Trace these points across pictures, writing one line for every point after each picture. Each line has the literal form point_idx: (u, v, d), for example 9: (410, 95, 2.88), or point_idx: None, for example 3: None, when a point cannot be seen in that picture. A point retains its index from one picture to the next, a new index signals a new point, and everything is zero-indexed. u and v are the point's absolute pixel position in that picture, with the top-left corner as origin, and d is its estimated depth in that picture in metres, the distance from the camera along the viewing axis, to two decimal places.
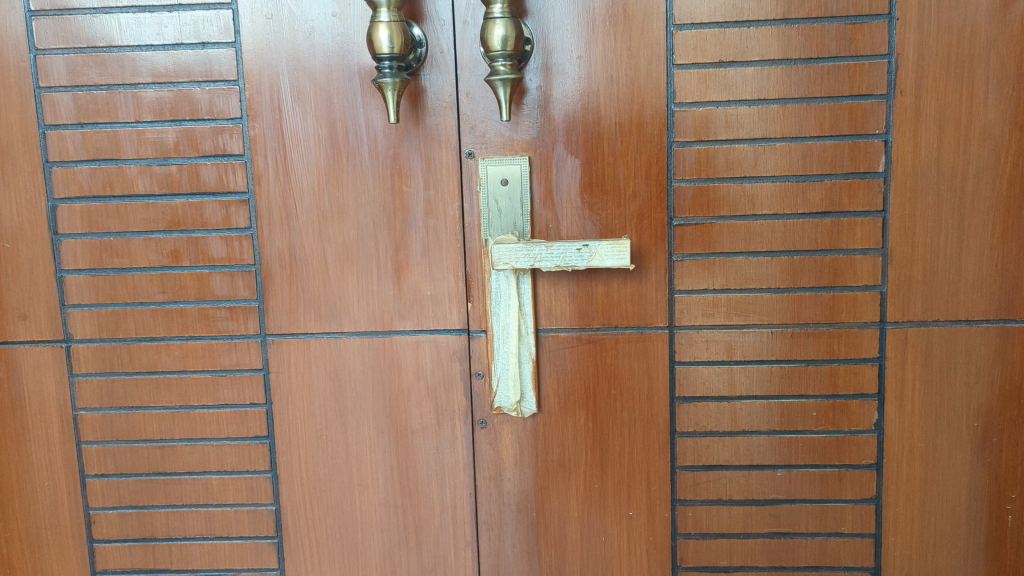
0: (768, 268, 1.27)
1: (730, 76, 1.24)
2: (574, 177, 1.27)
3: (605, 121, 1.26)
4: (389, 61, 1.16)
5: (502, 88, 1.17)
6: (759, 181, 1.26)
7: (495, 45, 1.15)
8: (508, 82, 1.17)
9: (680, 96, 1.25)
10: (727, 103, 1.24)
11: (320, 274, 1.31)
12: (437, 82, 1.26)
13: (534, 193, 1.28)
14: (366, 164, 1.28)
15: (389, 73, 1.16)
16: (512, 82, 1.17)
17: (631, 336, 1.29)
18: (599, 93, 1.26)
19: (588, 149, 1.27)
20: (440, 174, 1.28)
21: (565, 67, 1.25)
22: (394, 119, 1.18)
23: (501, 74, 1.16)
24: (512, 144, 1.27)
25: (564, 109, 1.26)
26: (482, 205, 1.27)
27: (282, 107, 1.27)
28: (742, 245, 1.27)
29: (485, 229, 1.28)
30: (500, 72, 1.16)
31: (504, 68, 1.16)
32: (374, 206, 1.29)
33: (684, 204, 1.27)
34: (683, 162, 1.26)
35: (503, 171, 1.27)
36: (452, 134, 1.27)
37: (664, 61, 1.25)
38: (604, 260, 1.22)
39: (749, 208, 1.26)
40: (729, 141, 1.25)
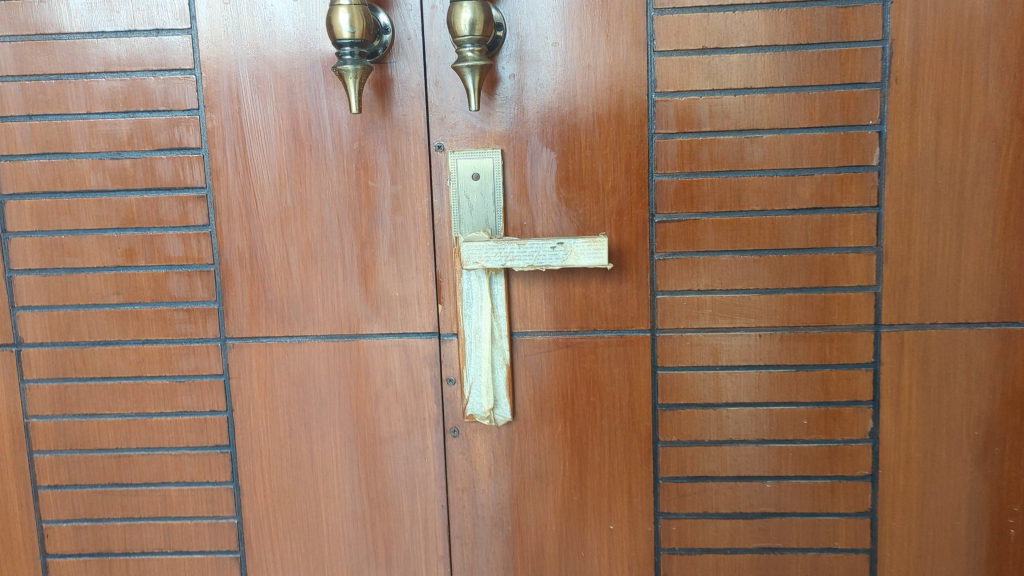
0: (755, 268, 1.20)
1: (715, 63, 1.17)
2: (549, 171, 1.20)
3: (582, 112, 1.19)
4: (350, 48, 1.09)
5: (470, 76, 1.10)
6: (745, 175, 1.18)
7: (462, 30, 1.08)
8: (476, 68, 1.09)
9: (661, 85, 1.18)
10: (711, 93, 1.17)
11: (282, 274, 1.24)
12: (405, 71, 1.19)
13: (508, 189, 1.21)
14: (330, 158, 1.21)
15: (351, 61, 1.09)
16: (480, 69, 1.10)
17: (611, 339, 1.22)
18: (576, 82, 1.19)
19: (564, 141, 1.20)
20: (408, 169, 1.21)
21: (539, 55, 1.18)
22: (357, 110, 1.12)
23: (469, 61, 1.09)
24: (484, 136, 1.20)
25: (539, 99, 1.19)
26: (452, 201, 1.20)
27: (240, 97, 1.20)
28: (727, 243, 1.19)
29: (455, 227, 1.21)
30: (467, 59, 1.09)
31: (471, 55, 1.09)
32: (339, 203, 1.22)
33: (666, 200, 1.20)
34: (665, 154, 1.19)
35: (474, 165, 1.20)
36: (421, 125, 1.20)
37: (644, 48, 1.18)
38: (580, 259, 1.14)
39: (735, 203, 1.19)
40: (713, 133, 1.18)
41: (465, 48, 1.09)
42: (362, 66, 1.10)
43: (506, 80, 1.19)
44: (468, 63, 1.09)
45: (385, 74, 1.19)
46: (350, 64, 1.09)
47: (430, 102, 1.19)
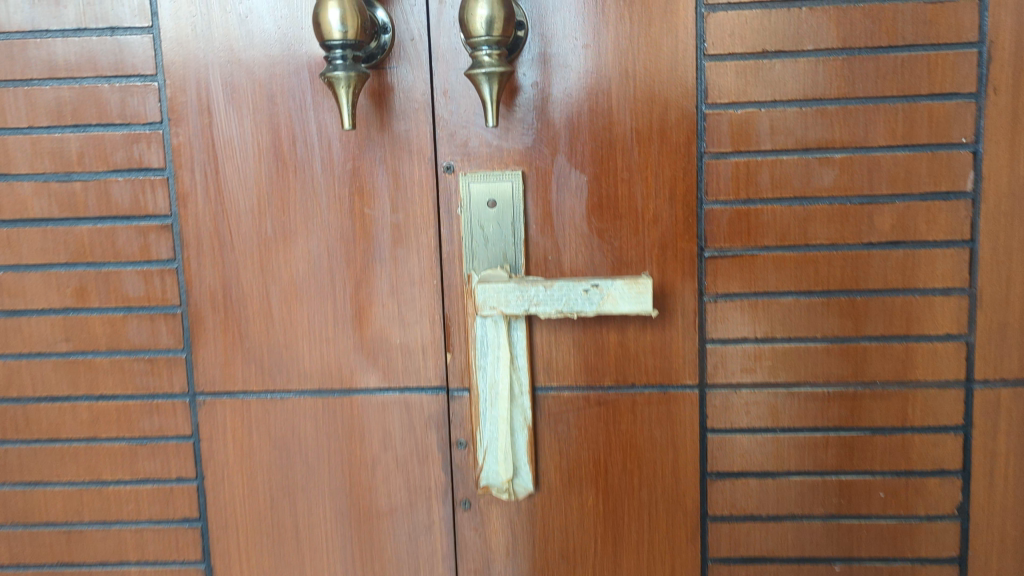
0: (824, 313, 1.01)
1: (778, 70, 0.98)
2: (579, 197, 1.01)
3: (618, 127, 1.00)
4: (343, 50, 0.90)
5: (486, 85, 0.90)
6: (813, 203, 1.00)
7: (478, 30, 0.89)
8: (494, 76, 0.90)
9: (713, 95, 0.99)
10: (773, 104, 0.99)
11: (262, 318, 1.05)
12: (407, 78, 1.00)
13: (529, 218, 1.02)
14: (318, 182, 1.02)
15: (344, 65, 0.90)
16: (499, 77, 0.90)
17: (651, 396, 1.04)
18: (612, 91, 1.00)
19: (596, 162, 1.01)
20: (411, 194, 1.02)
21: (568, 59, 0.99)
22: (349, 126, 0.92)
23: (486, 67, 0.89)
24: (502, 155, 1.01)
25: (567, 111, 1.00)
26: (463, 232, 1.01)
27: (211, 109, 1.01)
28: (790, 284, 1.01)
29: (468, 263, 1.02)
30: (483, 65, 0.90)
31: (489, 60, 0.90)
32: (329, 234, 1.03)
33: (718, 232, 1.01)
34: (716, 178, 1.00)
35: (490, 190, 1.01)
36: (426, 142, 1.01)
37: (692, 51, 0.99)
38: (619, 305, 0.94)
39: (801, 236, 1.00)
40: (775, 152, 0.99)
41: (482, 51, 0.90)
42: (357, 72, 0.90)
43: (528, 89, 1.00)
44: (486, 69, 0.89)
45: (383, 81, 1.00)
46: (342, 69, 0.89)
47: (438, 115, 1.00)
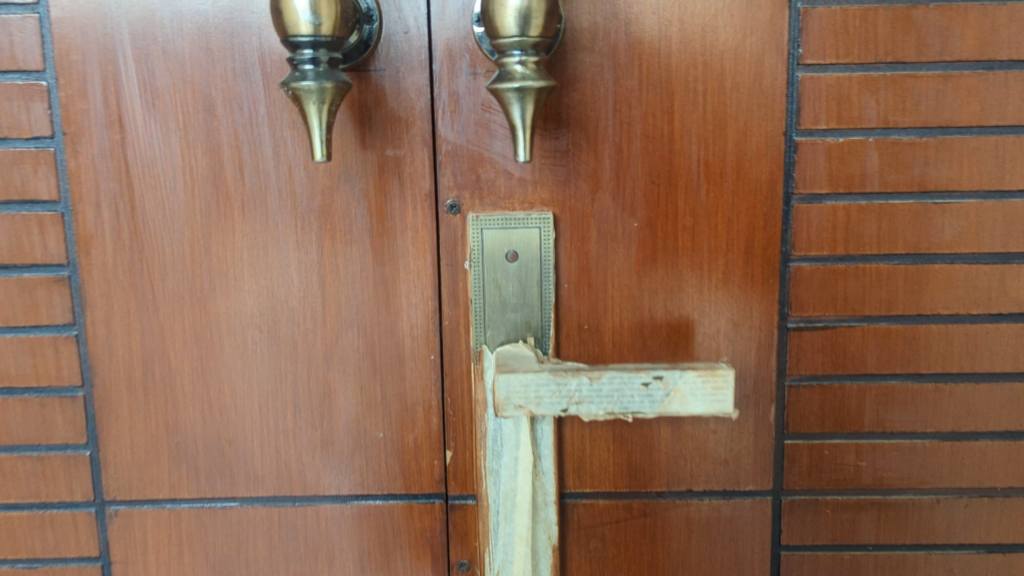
0: (935, 402, 0.80)
1: (894, 87, 0.74)
2: (626, 249, 0.77)
3: (681, 158, 0.75)
4: (314, 49, 0.62)
5: (518, 106, 0.64)
6: (930, 261, 0.77)
7: (507, 27, 0.62)
8: (529, 94, 0.63)
9: (808, 119, 0.74)
10: (883, 132, 0.75)
11: (197, 404, 0.78)
12: (399, 85, 0.73)
13: (560, 275, 0.76)
14: (273, 224, 0.75)
15: (314, 72, 0.62)
16: (537, 96, 0.63)
17: (710, 503, 0.81)
18: (675, 109, 0.74)
19: (651, 203, 0.76)
20: (400, 243, 0.76)
21: (616, 65, 0.73)
22: (321, 156, 0.64)
23: (516, 79, 0.63)
24: (526, 192, 0.75)
25: (614, 136, 0.75)
26: (472, 293, 0.76)
27: (124, 121, 0.73)
28: (896, 364, 0.79)
29: (477, 335, 0.76)
30: (514, 76, 0.63)
31: (521, 69, 0.63)
32: (289, 294, 0.76)
33: (806, 296, 0.77)
34: (806, 227, 0.76)
35: (509, 240, 0.75)
36: (423, 173, 0.75)
37: (782, 58, 0.74)
38: (688, 404, 0.70)
39: (912, 305, 0.78)
40: (883, 194, 0.76)
41: (512, 56, 0.63)
42: (334, 81, 0.63)
43: (563, 105, 0.74)
44: (517, 82, 0.62)
45: (366, 88, 0.73)
46: (311, 77, 0.62)
47: (441, 136, 0.74)
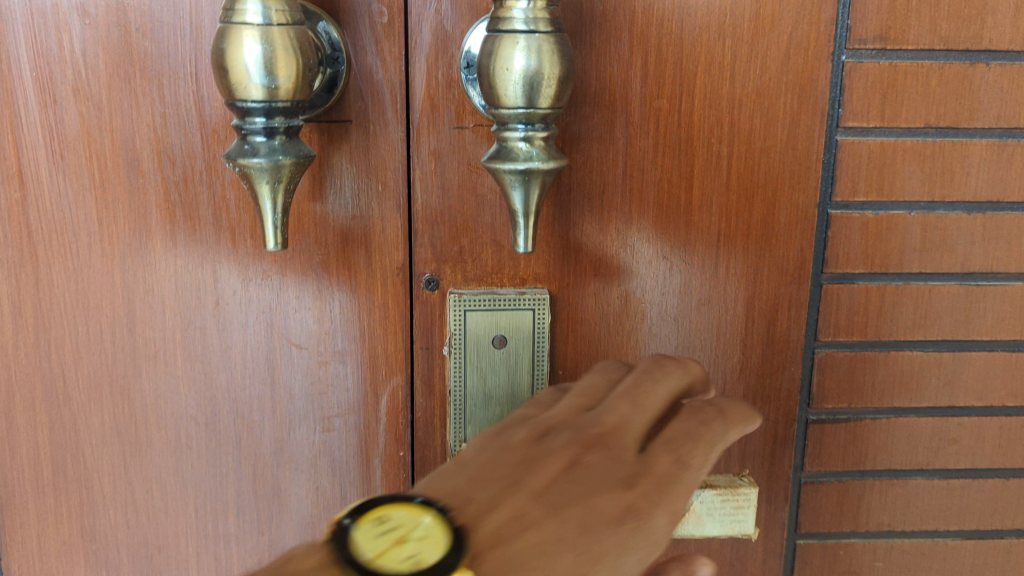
0: (963, 499, 0.72)
1: (943, 156, 0.64)
2: (629, 330, 0.67)
3: (698, 228, 0.65)
4: (268, 117, 0.49)
5: (519, 190, 0.52)
6: (969, 349, 0.68)
7: (511, 97, 0.50)
8: (535, 177, 0.52)
9: (844, 189, 0.65)
10: (928, 206, 0.65)
11: (119, 506, 0.65)
12: (369, 139, 0.60)
13: (554, 360, 0.66)
14: (214, 301, 0.62)
15: (267, 146, 0.49)
16: (544, 179, 0.52)
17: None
18: (695, 174, 0.64)
19: (664, 280, 0.66)
20: (366, 324, 0.64)
21: (629, 122, 0.62)
22: (276, 247, 0.52)
23: (520, 160, 0.51)
24: (516, 266, 0.64)
25: (622, 203, 0.64)
26: (451, 385, 0.64)
27: (27, 177, 0.59)
28: (923, 459, 0.71)
29: (455, 431, 0.65)
30: (516, 155, 0.51)
31: (525, 146, 0.52)
32: (231, 382, 0.64)
33: (829, 386, 0.69)
34: (835, 310, 0.67)
35: (496, 323, 0.64)
36: (396, 243, 0.62)
37: (819, 118, 0.63)
38: (704, 525, 0.68)
39: (946, 396, 0.69)
40: (923, 275, 0.67)
41: (515, 131, 0.51)
42: (294, 157, 0.50)
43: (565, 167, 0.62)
44: (520, 163, 0.51)
45: (327, 143, 0.60)
46: (264, 153, 0.49)
47: (417, 200, 0.62)
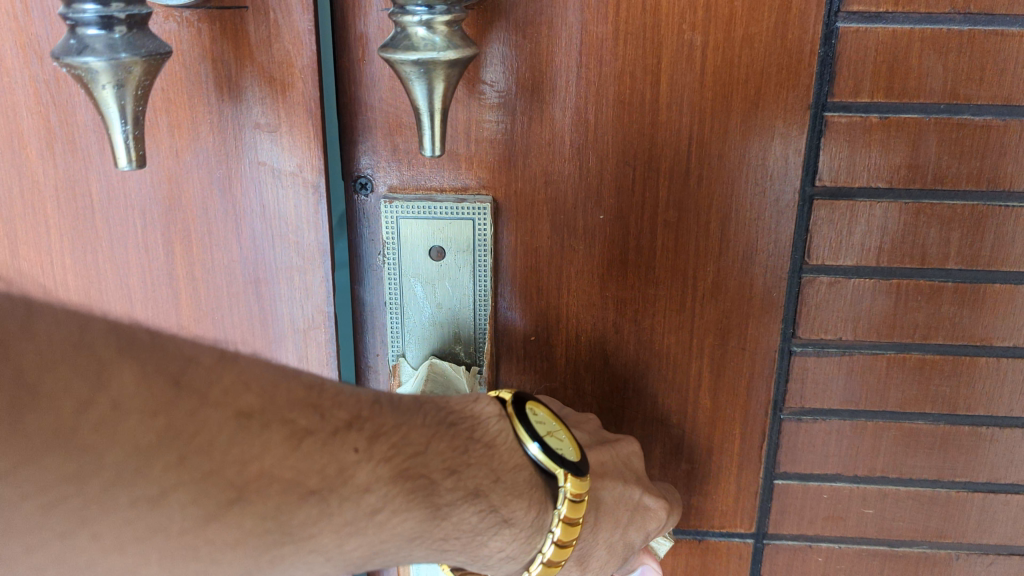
0: (974, 449, 0.63)
1: (971, 50, 0.53)
2: (587, 244, 0.60)
3: (668, 132, 0.57)
4: (102, 4, 0.39)
5: (417, 86, 0.49)
6: (991, 283, 0.58)
7: None
8: (432, 72, 0.49)
9: (844, 87, 0.54)
10: (949, 111, 0.54)
11: None
12: (274, 31, 0.52)
13: (501, 272, 0.61)
14: (111, 216, 0.57)
15: (104, 41, 0.40)
16: (446, 73, 0.49)
17: (679, 543, 0.67)
18: (663, 71, 0.56)
19: (626, 188, 0.58)
20: (280, 251, 0.57)
21: (586, 5, 0.54)
22: (128, 163, 0.44)
23: (415, 50, 0.48)
24: (458, 167, 0.58)
25: (579, 99, 0.56)
26: (387, 297, 0.60)
27: None
28: (927, 402, 0.62)
29: (393, 344, 0.61)
30: (413, 44, 0.48)
31: (426, 33, 0.48)
32: (132, 305, 0.60)
33: (818, 317, 0.60)
34: (827, 230, 0.57)
35: (434, 232, 0.58)
36: (310, 157, 0.55)
37: (816, 1, 0.53)
38: None
39: (956, 335, 0.59)
40: (937, 194, 0.56)
41: (414, 17, 0.48)
42: (140, 56, 0.41)
43: (511, 56, 0.55)
44: (416, 52, 0.48)
45: (221, 34, 0.52)
46: (103, 51, 0.40)
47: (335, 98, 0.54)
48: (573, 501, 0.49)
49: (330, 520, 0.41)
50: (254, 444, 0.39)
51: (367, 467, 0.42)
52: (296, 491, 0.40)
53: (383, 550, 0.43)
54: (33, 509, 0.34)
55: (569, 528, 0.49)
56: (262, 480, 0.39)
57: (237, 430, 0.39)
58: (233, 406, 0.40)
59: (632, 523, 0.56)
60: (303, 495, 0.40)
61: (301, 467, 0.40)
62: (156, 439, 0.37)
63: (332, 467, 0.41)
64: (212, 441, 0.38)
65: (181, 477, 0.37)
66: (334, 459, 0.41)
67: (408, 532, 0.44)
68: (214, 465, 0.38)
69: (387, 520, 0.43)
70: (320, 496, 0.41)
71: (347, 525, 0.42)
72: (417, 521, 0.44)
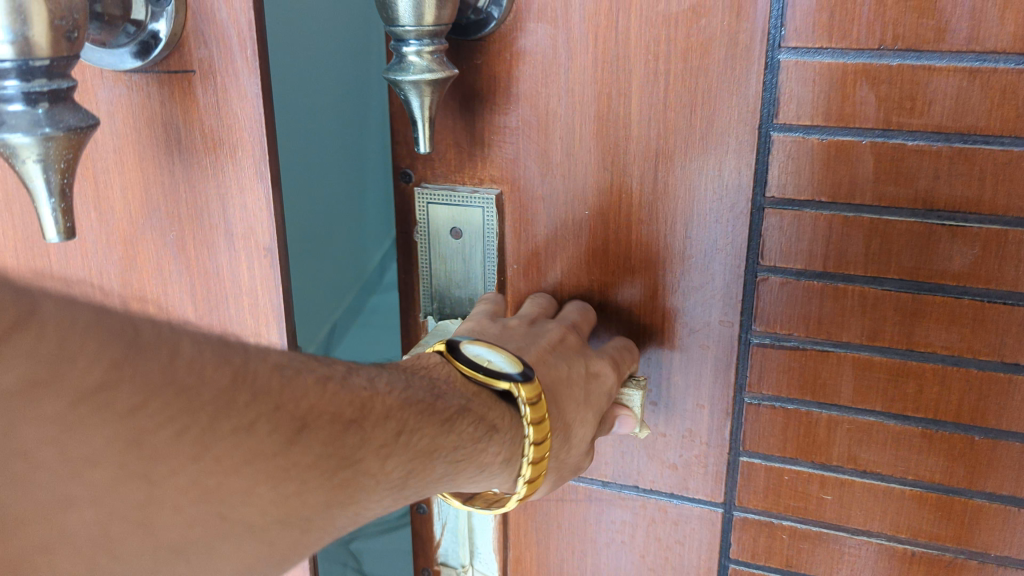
0: (924, 449, 0.66)
1: (904, 81, 0.58)
2: (576, 236, 0.69)
3: (637, 145, 0.65)
4: (25, 80, 0.48)
5: (415, 99, 0.60)
6: (930, 292, 0.62)
7: (401, 16, 0.58)
8: (426, 88, 0.60)
9: (790, 110, 0.61)
10: (884, 134, 0.60)
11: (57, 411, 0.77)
12: (217, 100, 0.61)
13: (506, 254, 0.72)
14: (69, 266, 0.71)
15: (30, 118, 0.48)
16: (437, 87, 0.60)
17: (656, 503, 0.76)
18: (631, 93, 0.64)
19: (604, 192, 0.67)
20: (235, 309, 0.67)
21: (570, 38, 0.64)
22: (59, 234, 0.52)
23: (410, 73, 0.59)
24: (472, 165, 0.70)
25: (564, 115, 0.66)
26: (420, 265, 0.73)
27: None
28: (878, 400, 0.66)
29: (423, 304, 0.74)
30: (408, 67, 0.59)
31: (416, 60, 0.59)
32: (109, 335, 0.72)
33: (773, 312, 0.66)
34: (778, 236, 0.64)
35: (454, 214, 0.71)
36: (254, 214, 0.64)
37: (758, 40, 0.60)
38: None
39: (902, 338, 0.64)
40: (878, 207, 0.62)
41: (408, 46, 0.59)
42: (60, 129, 0.49)
43: (512, 78, 0.66)
44: (412, 73, 0.59)
45: (169, 96, 0.62)
46: (25, 127, 0.48)
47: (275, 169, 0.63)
48: (530, 401, 0.56)
49: (370, 443, 0.43)
50: (295, 386, 0.41)
51: (378, 399, 0.46)
52: (339, 424, 0.42)
53: (414, 469, 0.47)
54: (168, 437, 0.35)
55: (540, 427, 0.56)
56: (314, 414, 0.41)
57: (281, 373, 0.40)
58: (270, 358, 0.40)
59: (591, 382, 0.63)
60: (344, 425, 0.42)
61: (335, 402, 0.42)
62: (230, 381, 0.37)
63: (355, 401, 0.44)
64: (268, 383, 0.39)
65: (261, 409, 0.38)
66: (353, 395, 0.44)
67: (426, 444, 0.48)
68: (278, 401, 0.39)
69: (410, 438, 0.46)
70: (358, 425, 0.43)
71: (383, 447, 0.44)
72: (429, 436, 0.48)
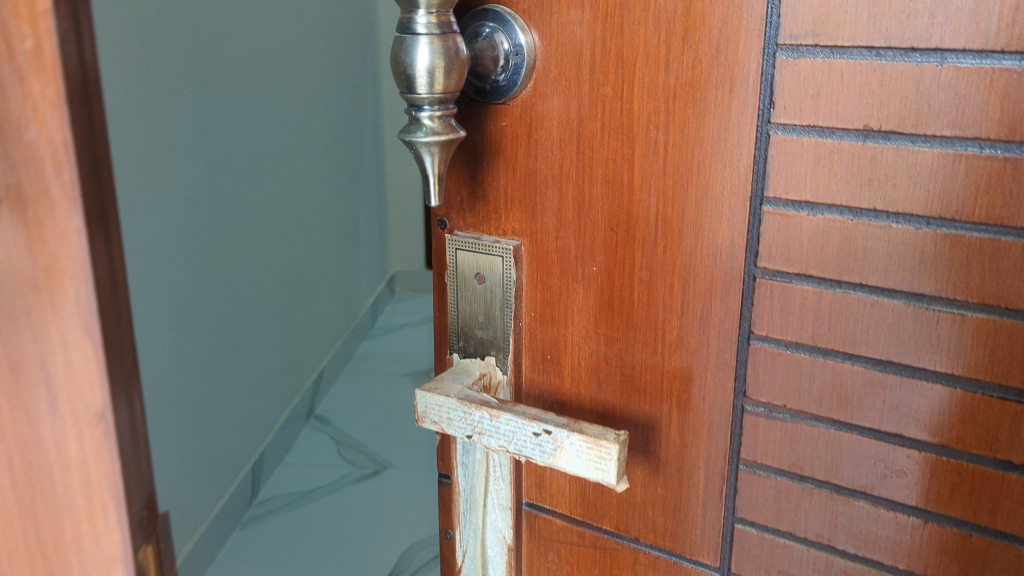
0: (914, 540, 0.64)
1: (888, 163, 0.58)
2: (584, 290, 0.73)
3: (639, 210, 0.68)
4: None
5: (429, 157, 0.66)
6: (918, 377, 0.61)
7: (414, 84, 0.64)
8: (436, 147, 0.66)
9: (778, 183, 0.62)
10: (869, 214, 0.59)
11: None
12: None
13: (524, 301, 0.76)
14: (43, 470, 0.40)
15: None
16: (445, 147, 0.66)
17: (656, 558, 0.77)
18: (633, 160, 0.67)
19: (609, 251, 0.71)
20: (62, 490, 0.37)
21: (580, 105, 0.68)
22: None
23: (422, 134, 0.65)
24: (496, 217, 0.75)
25: (575, 176, 0.70)
26: (448, 306, 0.79)
27: None
28: (868, 483, 0.65)
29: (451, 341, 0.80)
30: (419, 129, 0.65)
31: (427, 123, 0.65)
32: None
33: (765, 380, 0.67)
34: (768, 306, 0.65)
35: (479, 262, 0.77)
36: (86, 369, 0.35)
37: (749, 115, 0.62)
38: (574, 465, 0.68)
39: (892, 422, 0.62)
40: (865, 286, 0.61)
41: (422, 110, 0.65)
42: None
43: (529, 139, 0.72)
44: (425, 135, 0.65)
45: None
46: None
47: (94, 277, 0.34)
48: None
49: None
50: None
51: None
52: None
53: None
54: None
55: None
56: None
57: None
58: None
59: None
60: None
61: None
62: None
63: None
64: None
65: None
66: None
67: None
68: None
69: None
70: None
71: None
72: None
